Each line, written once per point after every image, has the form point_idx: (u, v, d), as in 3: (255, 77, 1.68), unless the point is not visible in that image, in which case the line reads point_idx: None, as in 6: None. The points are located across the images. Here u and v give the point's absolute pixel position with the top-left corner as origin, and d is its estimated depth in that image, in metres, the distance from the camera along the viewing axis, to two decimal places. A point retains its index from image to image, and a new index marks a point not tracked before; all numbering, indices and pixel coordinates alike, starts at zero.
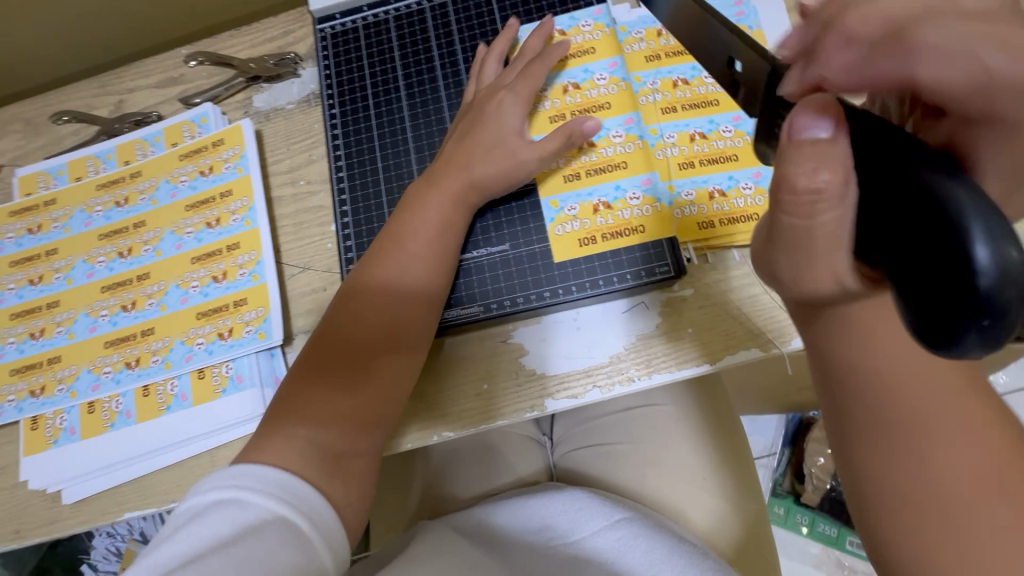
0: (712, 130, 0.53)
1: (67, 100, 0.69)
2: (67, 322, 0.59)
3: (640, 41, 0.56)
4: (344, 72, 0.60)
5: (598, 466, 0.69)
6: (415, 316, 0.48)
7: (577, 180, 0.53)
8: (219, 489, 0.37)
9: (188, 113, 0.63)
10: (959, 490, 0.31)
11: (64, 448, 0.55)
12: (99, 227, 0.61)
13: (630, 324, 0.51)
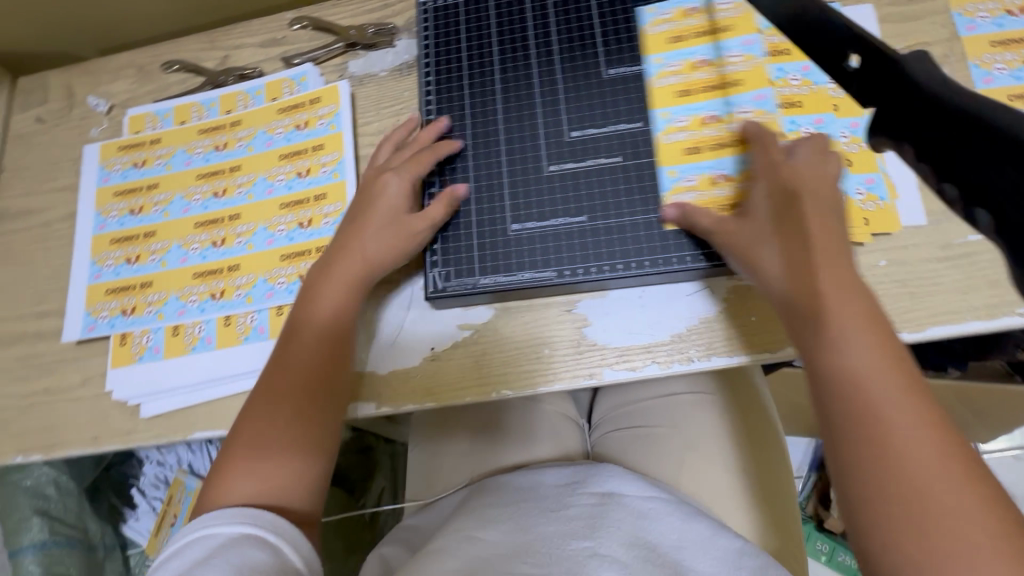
0: (811, 127, 0.53)
1: (177, 51, 0.74)
2: (160, 251, 0.63)
3: (752, 35, 0.57)
4: (442, 39, 0.60)
5: (635, 446, 0.70)
6: (321, 377, 0.51)
7: (697, 153, 0.53)
8: (192, 530, 0.43)
9: (289, 71, 0.67)
10: (947, 514, 0.34)
11: (148, 365, 0.59)
12: (198, 167, 0.65)
13: (695, 305, 0.53)
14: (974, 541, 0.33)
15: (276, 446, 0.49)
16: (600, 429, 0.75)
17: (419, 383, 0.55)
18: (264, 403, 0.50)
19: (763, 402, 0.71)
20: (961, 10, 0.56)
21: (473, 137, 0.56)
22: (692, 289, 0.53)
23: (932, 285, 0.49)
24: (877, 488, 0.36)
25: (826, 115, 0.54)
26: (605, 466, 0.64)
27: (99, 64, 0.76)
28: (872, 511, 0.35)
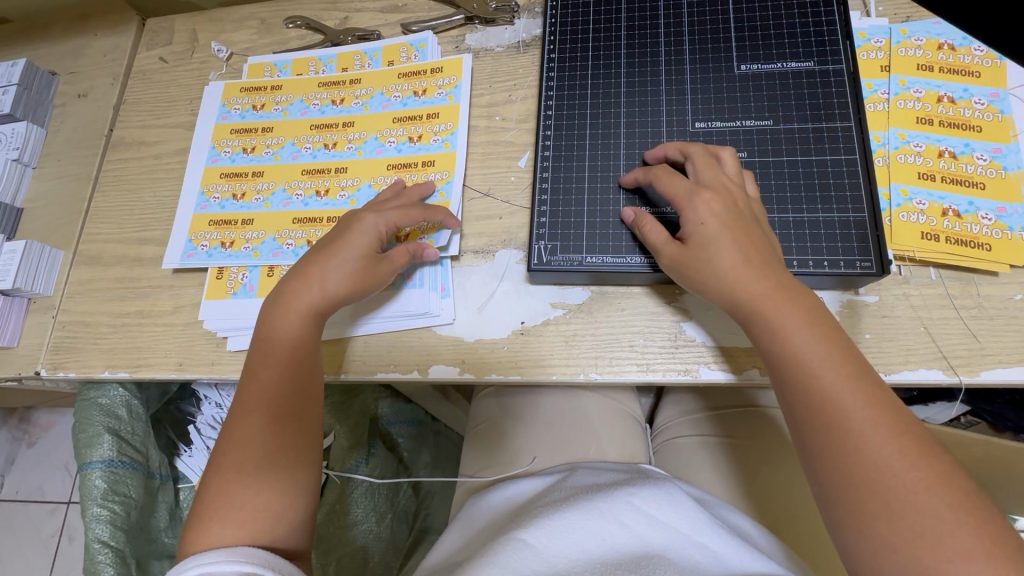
0: (965, 153, 0.51)
1: (299, 8, 0.76)
2: (265, 192, 0.64)
3: (917, 48, 0.55)
4: (570, 17, 0.60)
5: (692, 463, 0.68)
6: (255, 378, 0.50)
7: (931, 179, 0.50)
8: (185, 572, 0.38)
9: (412, 38, 0.68)
10: (930, 535, 0.33)
11: (241, 300, 0.61)
12: (313, 118, 0.67)
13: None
14: (949, 544, 0.33)
15: (270, 472, 0.47)
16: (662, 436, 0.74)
17: (505, 354, 0.54)
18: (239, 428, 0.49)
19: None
20: None
21: (593, 115, 0.56)
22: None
23: None
24: (863, 509, 0.35)
25: (982, 143, 0.51)
26: (659, 483, 0.60)
27: (225, 13, 0.79)
28: (855, 534, 0.36)
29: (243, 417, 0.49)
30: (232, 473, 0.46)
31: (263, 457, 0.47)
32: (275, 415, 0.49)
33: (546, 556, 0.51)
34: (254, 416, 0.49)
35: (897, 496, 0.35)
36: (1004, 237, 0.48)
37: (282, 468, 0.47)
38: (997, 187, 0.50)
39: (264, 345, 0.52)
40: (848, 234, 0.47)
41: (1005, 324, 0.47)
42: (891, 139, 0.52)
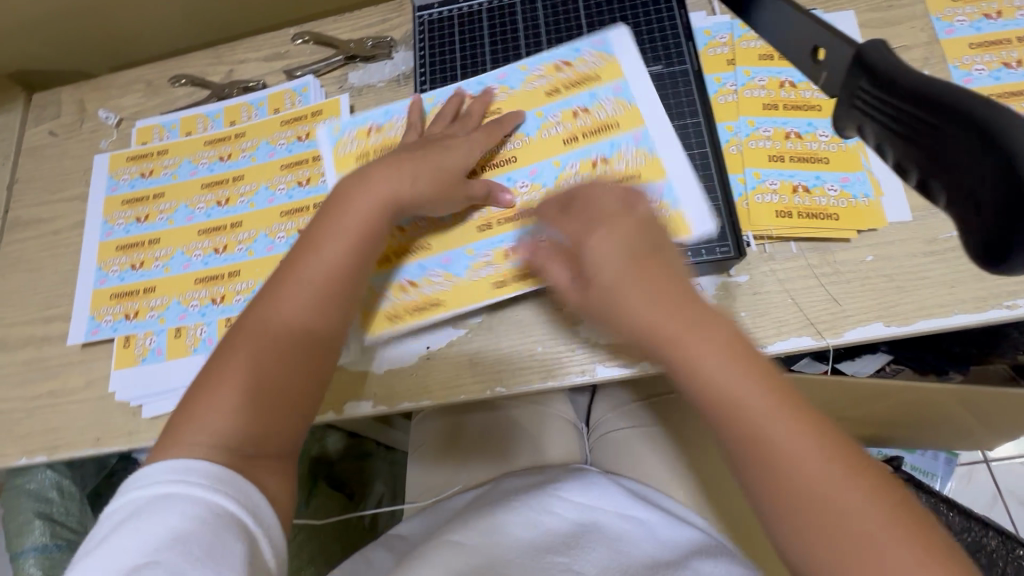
0: (808, 132, 0.55)
1: (185, 65, 0.77)
2: (164, 257, 0.65)
3: (756, 40, 0.59)
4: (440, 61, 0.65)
5: (626, 454, 0.72)
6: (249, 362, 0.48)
7: (781, 161, 0.54)
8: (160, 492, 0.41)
9: (593, 40, 0.59)
10: (860, 534, 0.34)
11: (150, 366, 0.61)
12: (203, 177, 0.68)
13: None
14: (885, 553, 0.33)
15: (230, 456, 0.44)
16: (597, 430, 0.76)
17: (412, 380, 0.56)
18: (238, 393, 0.47)
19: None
20: (939, 15, 0.58)
21: None
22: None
23: (920, 278, 0.50)
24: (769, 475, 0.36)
25: (823, 121, 0.55)
26: (586, 470, 0.65)
27: (110, 79, 0.79)
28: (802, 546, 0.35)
29: (247, 378, 0.47)
30: (193, 437, 0.44)
31: (240, 429, 0.45)
32: (278, 395, 0.47)
33: (478, 549, 0.53)
34: (257, 384, 0.47)
35: (786, 463, 0.36)
36: (847, 206, 0.52)
37: (259, 450, 0.46)
38: (839, 159, 0.54)
39: (261, 330, 0.49)
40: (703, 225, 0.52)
41: (860, 285, 0.51)
42: (741, 127, 0.56)
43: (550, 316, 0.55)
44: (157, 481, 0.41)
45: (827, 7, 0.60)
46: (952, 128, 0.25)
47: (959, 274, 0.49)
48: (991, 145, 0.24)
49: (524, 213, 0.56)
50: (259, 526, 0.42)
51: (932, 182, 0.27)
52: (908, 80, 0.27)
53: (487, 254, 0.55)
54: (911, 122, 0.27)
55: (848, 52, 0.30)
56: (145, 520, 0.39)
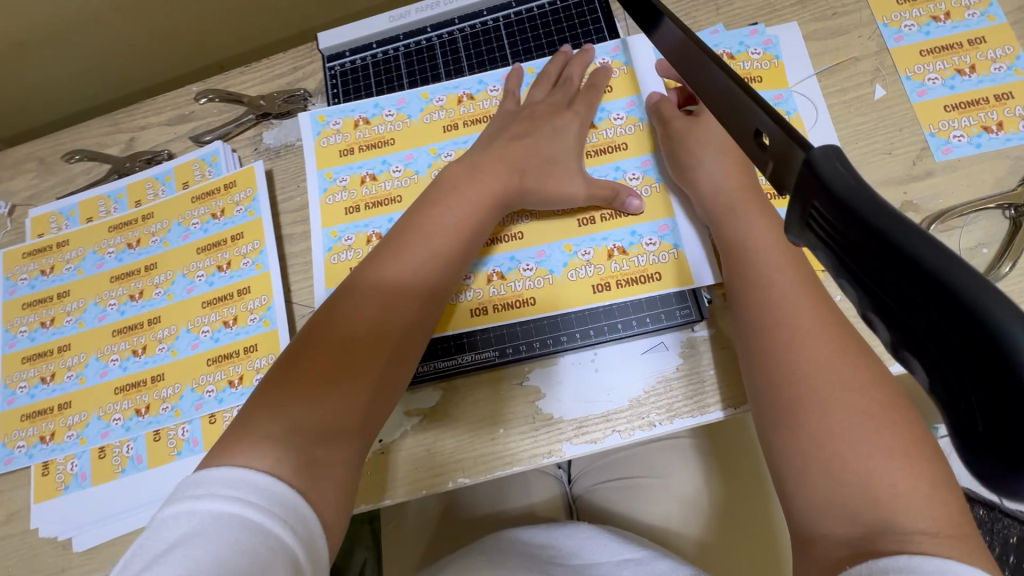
0: None
1: (78, 138, 0.69)
2: (77, 366, 0.58)
3: None
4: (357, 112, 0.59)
5: (618, 502, 0.68)
6: (333, 325, 0.44)
7: None
8: (215, 503, 0.34)
9: (610, 47, 0.56)
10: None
11: (75, 495, 0.54)
12: (111, 269, 0.61)
13: (650, 368, 0.49)
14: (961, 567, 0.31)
15: (298, 459, 0.38)
16: (580, 483, 0.73)
17: (367, 480, 0.50)
18: (277, 393, 0.41)
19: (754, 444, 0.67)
20: (886, 20, 0.54)
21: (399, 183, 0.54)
22: (643, 350, 0.50)
23: None
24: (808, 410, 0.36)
25: None
26: (574, 523, 0.65)
27: None
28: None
29: (275, 381, 0.42)
30: (248, 451, 0.37)
31: (305, 420, 0.40)
32: (327, 376, 0.41)
33: None
34: (292, 376, 0.41)
35: (828, 392, 0.35)
36: None
37: (322, 456, 0.39)
38: None
39: (365, 298, 0.45)
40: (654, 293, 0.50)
41: None
42: None
43: (511, 395, 0.51)
44: (229, 498, 0.34)
45: (768, 21, 0.56)
46: (915, 289, 0.18)
47: None
48: (968, 323, 0.17)
49: (558, 233, 0.52)
50: (311, 562, 0.35)
51: (901, 346, 0.19)
52: (861, 205, 0.20)
53: (527, 276, 0.52)
54: (861, 263, 0.20)
55: (794, 153, 0.24)
56: (189, 544, 0.32)
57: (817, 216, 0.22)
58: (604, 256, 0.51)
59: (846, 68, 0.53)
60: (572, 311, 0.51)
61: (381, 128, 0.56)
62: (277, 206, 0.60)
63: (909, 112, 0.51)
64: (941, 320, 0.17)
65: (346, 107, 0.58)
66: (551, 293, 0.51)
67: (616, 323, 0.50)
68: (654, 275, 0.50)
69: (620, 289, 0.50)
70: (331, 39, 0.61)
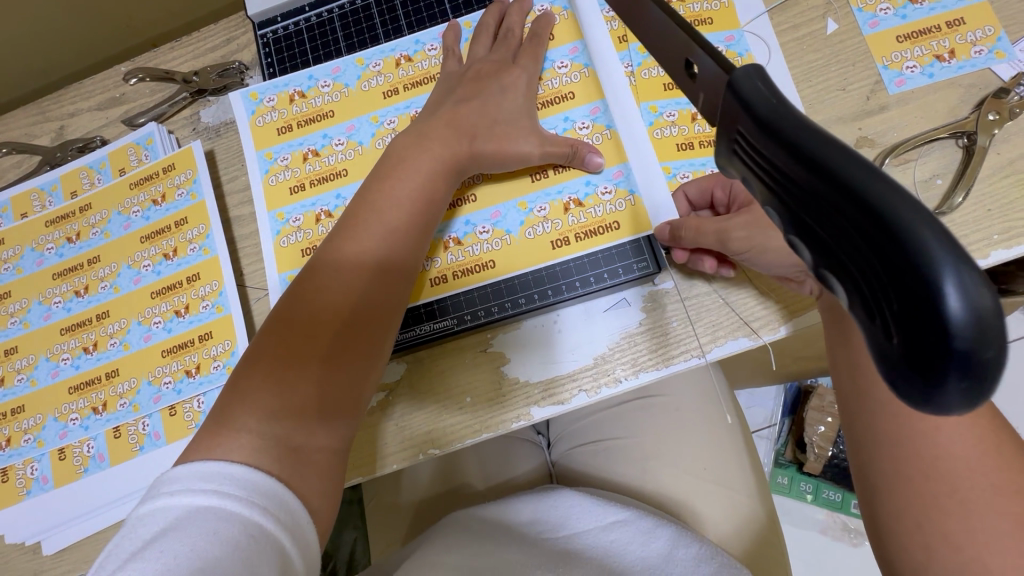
0: None
1: (4, 130, 0.65)
2: (27, 368, 0.56)
3: None
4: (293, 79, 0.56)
5: (599, 459, 0.69)
6: (301, 297, 0.43)
7: (691, 149, 0.50)
8: (193, 494, 0.33)
9: None
10: None
11: (38, 499, 0.53)
12: (52, 265, 0.58)
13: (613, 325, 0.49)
14: None
15: (277, 450, 0.37)
16: (557, 449, 0.73)
17: None
18: (249, 378, 0.40)
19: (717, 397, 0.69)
20: None
21: (344, 157, 0.52)
22: (603, 308, 0.49)
23: None
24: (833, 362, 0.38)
25: None
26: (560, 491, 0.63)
27: None
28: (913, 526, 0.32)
29: (247, 363, 0.41)
30: (225, 446, 0.37)
31: (280, 395, 0.39)
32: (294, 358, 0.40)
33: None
34: (264, 359, 0.40)
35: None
36: None
37: (294, 438, 0.39)
38: None
39: (331, 265, 0.44)
40: (611, 245, 0.48)
41: None
42: (644, 115, 0.50)
43: (474, 363, 0.50)
44: (204, 491, 0.33)
45: None
46: (831, 206, 0.17)
47: None
48: (882, 235, 0.16)
49: (512, 194, 0.51)
50: (296, 547, 0.34)
51: (824, 268, 0.18)
52: (781, 125, 0.19)
53: (484, 241, 0.50)
54: (781, 184, 0.19)
55: (722, 79, 0.22)
56: (167, 538, 0.31)
57: (743, 140, 0.20)
58: (563, 210, 0.49)
59: (798, 4, 0.52)
60: (532, 273, 0.49)
61: (318, 99, 0.54)
62: (222, 188, 0.58)
63: (862, 45, 0.50)
64: (857, 234, 0.16)
65: (276, 81, 0.55)
66: (510, 256, 0.50)
67: (580, 278, 0.49)
68: (613, 224, 0.49)
69: (582, 242, 0.49)
70: (260, 5, 0.58)
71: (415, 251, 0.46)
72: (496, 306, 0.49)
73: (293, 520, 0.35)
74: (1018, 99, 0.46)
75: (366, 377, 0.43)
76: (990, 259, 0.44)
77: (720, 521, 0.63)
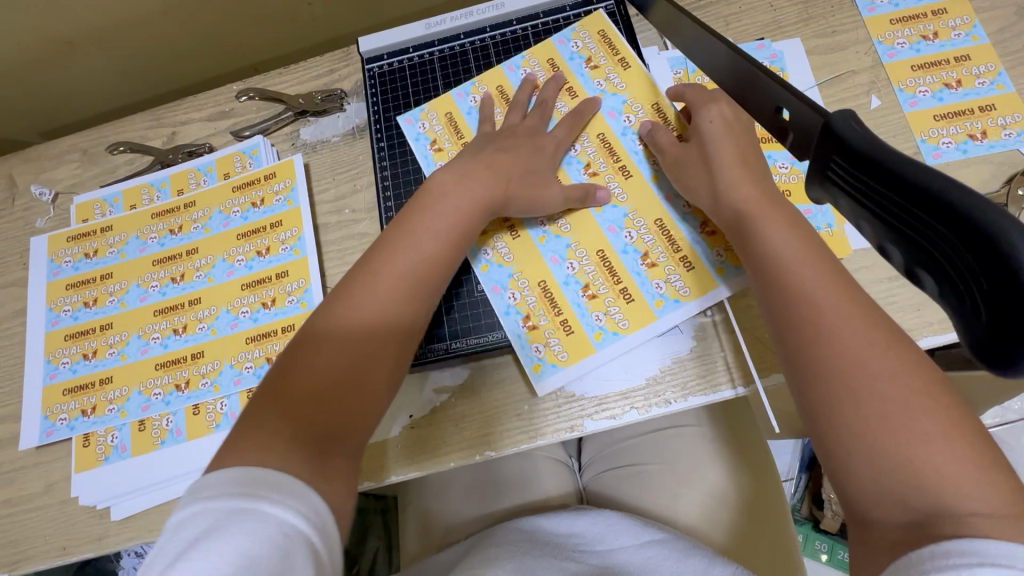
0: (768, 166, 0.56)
1: (121, 131, 0.72)
2: (119, 343, 0.61)
3: None
4: (392, 110, 0.64)
5: (631, 481, 0.71)
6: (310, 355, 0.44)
7: None
8: (231, 499, 0.35)
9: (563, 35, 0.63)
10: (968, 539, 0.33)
11: (114, 465, 0.57)
12: (153, 253, 0.64)
13: (610, 347, 0.53)
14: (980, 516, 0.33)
15: None
16: (591, 470, 0.76)
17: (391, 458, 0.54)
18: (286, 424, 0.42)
19: (750, 430, 0.72)
20: (881, 38, 0.59)
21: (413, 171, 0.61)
22: (626, 330, 0.53)
23: (889, 303, 0.51)
24: (813, 354, 0.40)
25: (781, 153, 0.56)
26: (598, 511, 0.67)
27: (40, 149, 0.73)
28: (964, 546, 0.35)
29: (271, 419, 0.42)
30: (258, 451, 0.39)
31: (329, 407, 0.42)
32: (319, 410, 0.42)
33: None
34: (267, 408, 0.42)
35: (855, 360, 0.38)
36: None
37: None
38: (800, 192, 0.55)
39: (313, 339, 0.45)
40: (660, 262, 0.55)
41: None
42: None
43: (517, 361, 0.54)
44: (241, 497, 0.35)
45: (773, 36, 0.61)
46: (923, 209, 0.24)
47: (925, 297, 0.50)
48: (976, 234, 0.23)
49: (543, 219, 0.58)
50: (323, 541, 0.37)
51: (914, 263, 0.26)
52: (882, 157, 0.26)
53: (512, 257, 0.57)
54: (882, 200, 0.26)
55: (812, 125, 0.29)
56: (207, 540, 0.33)
57: (835, 169, 0.28)
58: (598, 226, 0.57)
59: (845, 81, 0.58)
60: (574, 286, 0.55)
61: (453, 145, 0.61)
62: (314, 197, 0.64)
63: (902, 121, 0.56)
64: (952, 237, 0.24)
65: (411, 133, 0.62)
66: (549, 274, 0.56)
67: (630, 294, 0.54)
68: (661, 223, 0.56)
69: (619, 249, 0.56)
70: (369, 43, 0.66)
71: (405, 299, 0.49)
72: (535, 343, 0.54)
73: (324, 521, 0.37)
74: None
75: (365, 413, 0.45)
76: None
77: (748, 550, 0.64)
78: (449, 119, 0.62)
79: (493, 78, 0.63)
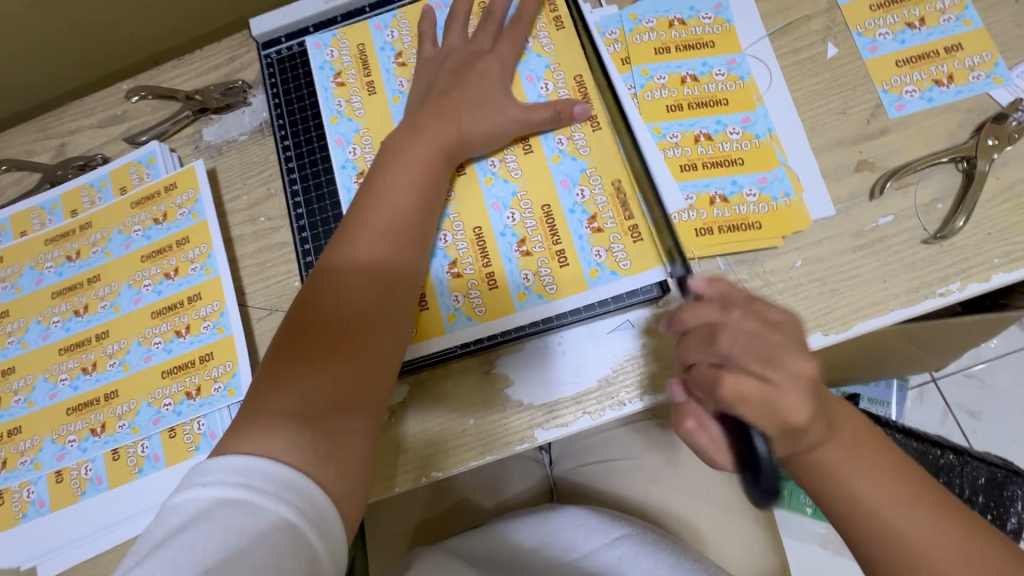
0: (718, 131, 0.50)
1: (4, 146, 0.64)
2: (25, 389, 0.55)
3: (651, 31, 0.53)
4: (293, 98, 0.56)
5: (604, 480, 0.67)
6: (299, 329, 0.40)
7: (693, 170, 0.50)
8: (224, 485, 0.32)
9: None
10: None
11: (33, 522, 0.52)
12: (51, 284, 0.57)
13: (531, 310, 0.49)
14: None
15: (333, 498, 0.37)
16: (560, 467, 0.72)
17: None
18: None
19: None
20: None
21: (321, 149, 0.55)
22: (553, 295, 0.49)
23: (851, 277, 0.46)
24: None
25: (732, 116, 0.51)
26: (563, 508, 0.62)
27: None
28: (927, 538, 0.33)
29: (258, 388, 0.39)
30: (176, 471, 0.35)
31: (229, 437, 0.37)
32: (328, 359, 0.40)
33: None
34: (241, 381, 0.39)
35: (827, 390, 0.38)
36: (768, 210, 0.48)
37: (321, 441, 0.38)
38: (754, 158, 0.49)
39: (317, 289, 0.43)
40: (592, 232, 0.50)
41: (794, 294, 0.47)
42: (647, 137, 0.51)
43: (432, 329, 0.50)
44: (236, 485, 0.32)
45: None
46: None
47: (889, 267, 0.46)
48: None
49: (495, 157, 0.52)
50: (326, 547, 0.33)
51: None
52: None
53: (456, 195, 0.52)
54: None
55: None
56: (197, 531, 0.30)
57: None
58: (549, 178, 0.51)
59: (798, 28, 0.52)
60: (509, 238, 0.51)
61: (358, 84, 0.55)
62: (224, 206, 0.58)
63: (861, 69, 0.50)
64: None
65: (317, 59, 0.57)
66: (487, 221, 0.51)
67: (566, 257, 0.50)
68: (619, 184, 0.50)
69: (566, 208, 0.50)
70: (263, 25, 0.58)
71: (402, 242, 0.45)
72: (453, 294, 0.51)
73: (327, 519, 0.34)
74: (1018, 123, 0.46)
75: (364, 383, 0.41)
76: (989, 283, 0.45)
77: (732, 541, 0.61)
78: (361, 51, 0.56)
79: (416, 9, 0.57)
